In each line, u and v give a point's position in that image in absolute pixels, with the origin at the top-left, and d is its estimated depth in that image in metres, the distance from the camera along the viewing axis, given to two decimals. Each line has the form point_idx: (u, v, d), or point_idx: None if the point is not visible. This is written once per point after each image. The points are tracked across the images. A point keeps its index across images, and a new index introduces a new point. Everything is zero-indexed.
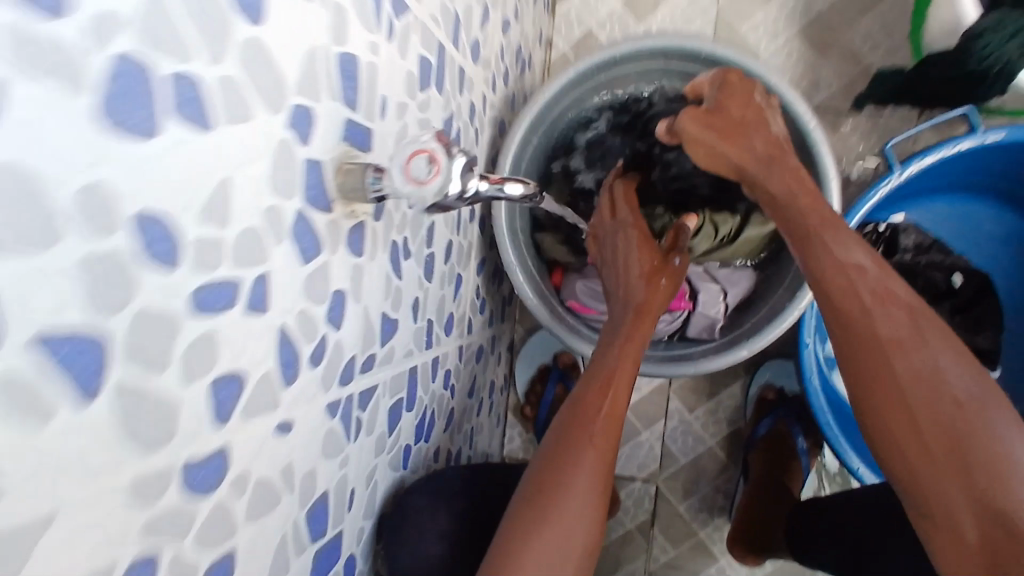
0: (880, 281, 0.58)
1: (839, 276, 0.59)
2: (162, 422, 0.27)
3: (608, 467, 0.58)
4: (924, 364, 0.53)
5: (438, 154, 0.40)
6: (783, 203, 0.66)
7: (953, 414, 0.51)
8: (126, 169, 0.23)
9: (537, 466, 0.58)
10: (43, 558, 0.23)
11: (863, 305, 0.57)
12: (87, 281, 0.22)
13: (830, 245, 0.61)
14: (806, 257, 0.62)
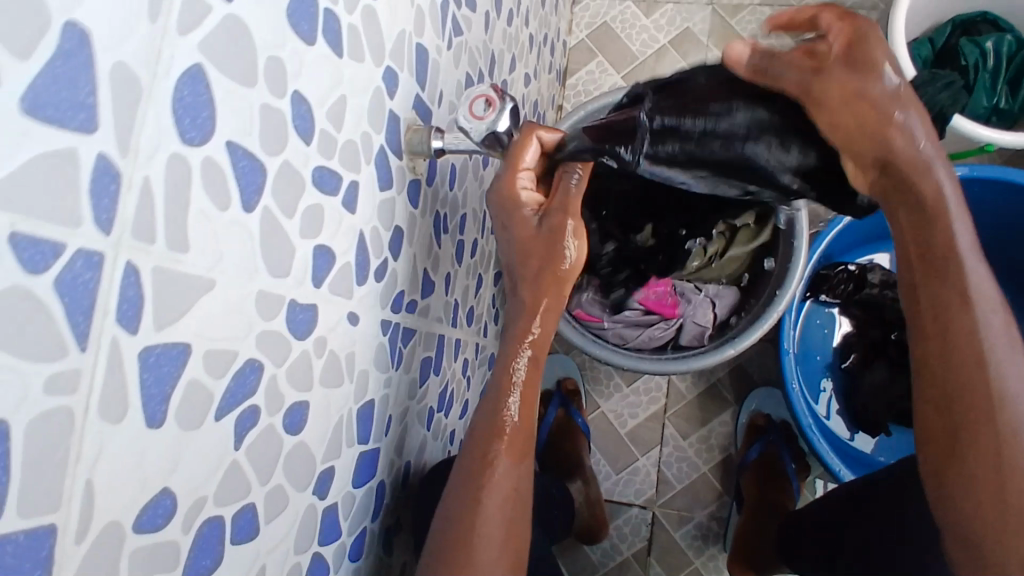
0: (999, 325, 0.54)
1: (948, 312, 0.54)
2: (282, 255, 0.35)
3: (522, 471, 0.56)
4: (985, 374, 0.53)
5: (491, 94, 0.52)
6: (921, 222, 0.54)
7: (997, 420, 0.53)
8: (293, 58, 0.34)
9: (445, 506, 0.54)
10: (206, 309, 0.30)
11: (971, 345, 0.54)
12: (261, 120, 0.32)
13: (968, 271, 0.54)
14: (936, 287, 0.55)
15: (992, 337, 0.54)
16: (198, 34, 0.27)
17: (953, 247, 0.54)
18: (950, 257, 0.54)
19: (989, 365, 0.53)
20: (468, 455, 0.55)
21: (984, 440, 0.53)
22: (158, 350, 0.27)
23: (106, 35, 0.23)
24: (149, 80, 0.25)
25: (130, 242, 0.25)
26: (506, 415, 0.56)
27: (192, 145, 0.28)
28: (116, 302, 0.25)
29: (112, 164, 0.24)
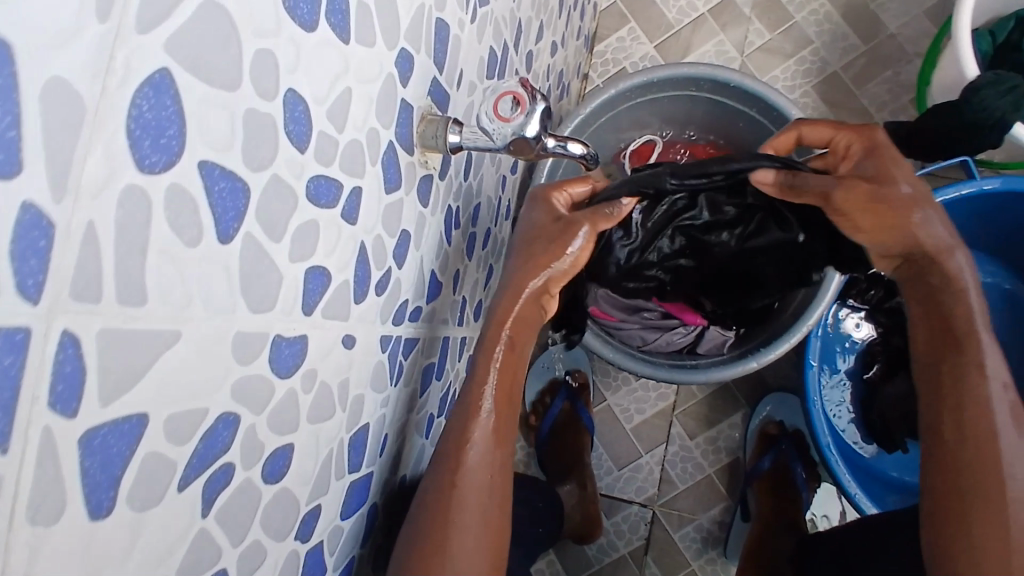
0: (1006, 399, 0.54)
1: (963, 380, 0.55)
2: (268, 286, 0.30)
3: (506, 440, 0.55)
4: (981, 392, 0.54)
5: (519, 92, 0.45)
6: (937, 292, 0.56)
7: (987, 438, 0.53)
8: (288, 49, 0.28)
9: (420, 498, 0.52)
10: (168, 368, 0.24)
11: (982, 416, 0.53)
12: (246, 129, 0.26)
13: (986, 349, 0.55)
14: (954, 357, 0.55)
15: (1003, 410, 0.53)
16: (165, 29, 0.21)
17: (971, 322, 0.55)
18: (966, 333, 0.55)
19: (999, 436, 0.53)
20: (446, 440, 0.53)
21: (982, 503, 0.51)
22: (105, 429, 0.22)
23: (40, 41, 0.17)
24: (97, 96, 0.19)
25: (67, 307, 0.20)
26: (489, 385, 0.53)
27: (153, 174, 0.22)
28: (49, 383, 0.20)
29: (42, 213, 0.18)
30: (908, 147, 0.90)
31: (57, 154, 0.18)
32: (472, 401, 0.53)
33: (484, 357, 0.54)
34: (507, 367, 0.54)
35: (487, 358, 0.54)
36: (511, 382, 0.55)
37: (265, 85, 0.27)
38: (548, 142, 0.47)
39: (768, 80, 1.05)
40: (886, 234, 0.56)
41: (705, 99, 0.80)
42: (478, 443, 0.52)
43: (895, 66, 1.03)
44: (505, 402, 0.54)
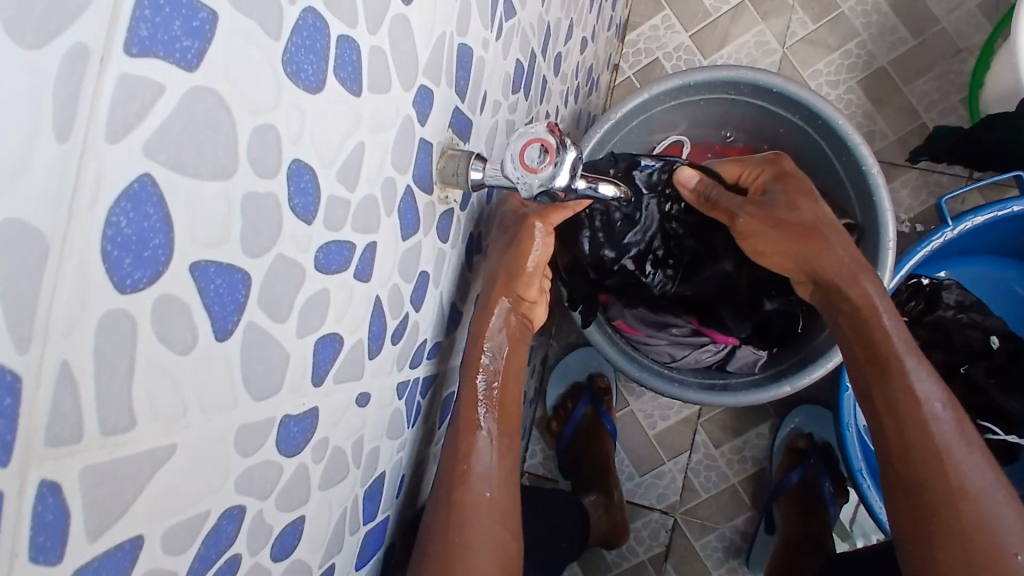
0: (951, 421, 0.52)
1: (896, 403, 0.53)
2: (274, 369, 0.28)
3: (504, 445, 0.51)
4: (913, 411, 0.52)
5: (548, 140, 0.42)
6: (853, 317, 0.58)
7: (931, 460, 0.50)
8: (292, 118, 0.25)
9: (426, 523, 0.47)
10: (164, 483, 0.23)
11: (925, 439, 0.51)
12: (245, 216, 0.24)
13: (911, 370, 0.53)
14: (881, 382, 0.54)
15: (948, 435, 0.51)
16: (143, 132, 0.19)
17: (892, 345, 0.55)
18: (892, 356, 0.55)
19: (945, 455, 0.50)
20: (445, 459, 0.49)
21: (949, 532, 0.48)
22: (95, 564, 0.21)
23: None
24: (62, 229, 0.17)
25: (44, 456, 0.18)
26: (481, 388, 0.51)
27: (136, 293, 0.20)
28: (28, 537, 0.18)
29: (5, 368, 0.16)
30: (961, 156, 0.84)
31: (19, 301, 0.16)
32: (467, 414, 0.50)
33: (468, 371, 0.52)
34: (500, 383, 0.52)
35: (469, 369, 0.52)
36: (505, 398, 0.53)
37: (266, 163, 0.24)
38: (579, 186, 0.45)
39: (810, 73, 0.99)
40: (794, 241, 0.62)
41: (744, 102, 0.77)
42: (479, 456, 0.49)
43: (949, 59, 0.96)
44: (502, 419, 0.51)
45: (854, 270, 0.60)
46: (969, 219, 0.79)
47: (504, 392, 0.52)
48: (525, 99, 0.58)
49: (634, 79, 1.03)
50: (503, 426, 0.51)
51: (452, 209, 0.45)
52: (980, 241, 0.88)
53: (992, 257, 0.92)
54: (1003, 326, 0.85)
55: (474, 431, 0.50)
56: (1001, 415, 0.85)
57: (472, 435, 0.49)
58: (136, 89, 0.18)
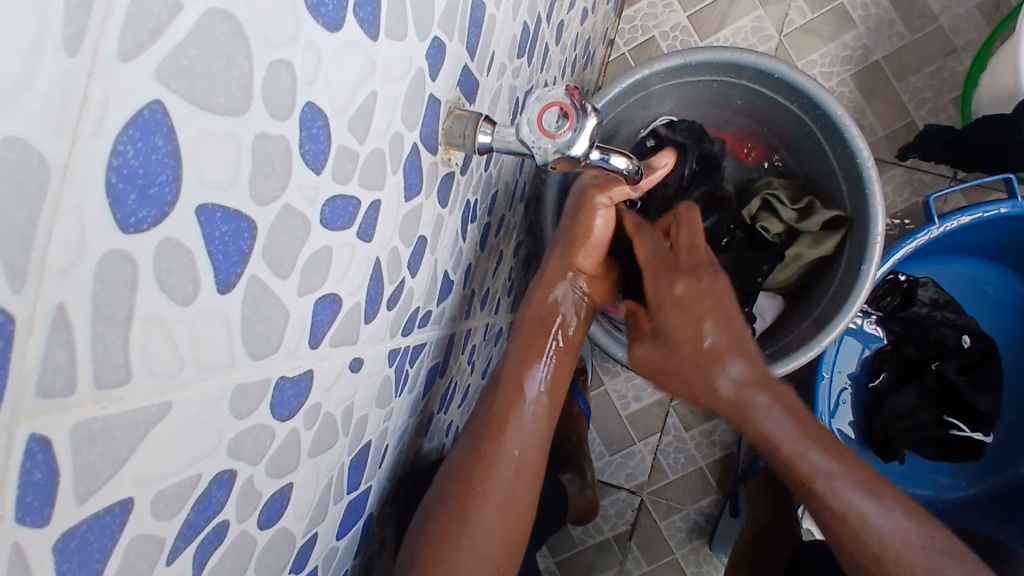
0: (866, 499, 0.58)
1: (813, 497, 0.59)
2: (273, 328, 0.26)
3: (551, 419, 0.58)
4: (827, 499, 0.58)
5: (567, 103, 0.40)
6: (744, 417, 0.61)
7: (857, 533, 0.57)
8: (307, 57, 0.23)
9: (449, 465, 0.54)
10: (158, 442, 0.21)
11: (848, 524, 0.57)
12: (255, 159, 0.22)
13: (816, 471, 0.59)
14: (801, 480, 0.59)
15: (896, 531, 0.56)
16: (156, 54, 0.17)
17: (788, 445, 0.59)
18: (796, 459, 0.59)
19: (868, 528, 0.57)
20: (485, 412, 0.56)
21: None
22: (83, 528, 0.19)
23: None
24: (64, 154, 0.15)
25: (33, 411, 0.16)
26: (530, 370, 0.57)
27: (138, 234, 0.18)
28: (13, 497, 0.16)
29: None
30: (951, 154, 0.86)
31: (13, 232, 0.14)
32: (517, 380, 0.57)
33: (526, 341, 0.58)
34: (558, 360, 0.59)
35: (529, 342, 0.58)
36: (557, 375, 0.59)
37: (279, 104, 0.22)
38: (593, 157, 0.44)
39: (804, 63, 0.99)
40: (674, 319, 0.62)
41: (744, 87, 0.77)
42: (517, 420, 0.55)
43: (939, 60, 0.97)
44: (552, 390, 0.58)
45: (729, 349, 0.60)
46: (954, 217, 0.80)
47: (558, 373, 0.59)
48: (528, 64, 0.56)
49: (629, 56, 1.02)
50: (546, 402, 0.58)
51: (452, 168, 0.42)
52: (961, 241, 0.90)
53: (972, 257, 0.95)
54: (975, 326, 0.88)
55: (522, 399, 0.56)
56: (970, 413, 0.88)
57: (515, 402, 0.56)
58: (151, 4, 0.16)
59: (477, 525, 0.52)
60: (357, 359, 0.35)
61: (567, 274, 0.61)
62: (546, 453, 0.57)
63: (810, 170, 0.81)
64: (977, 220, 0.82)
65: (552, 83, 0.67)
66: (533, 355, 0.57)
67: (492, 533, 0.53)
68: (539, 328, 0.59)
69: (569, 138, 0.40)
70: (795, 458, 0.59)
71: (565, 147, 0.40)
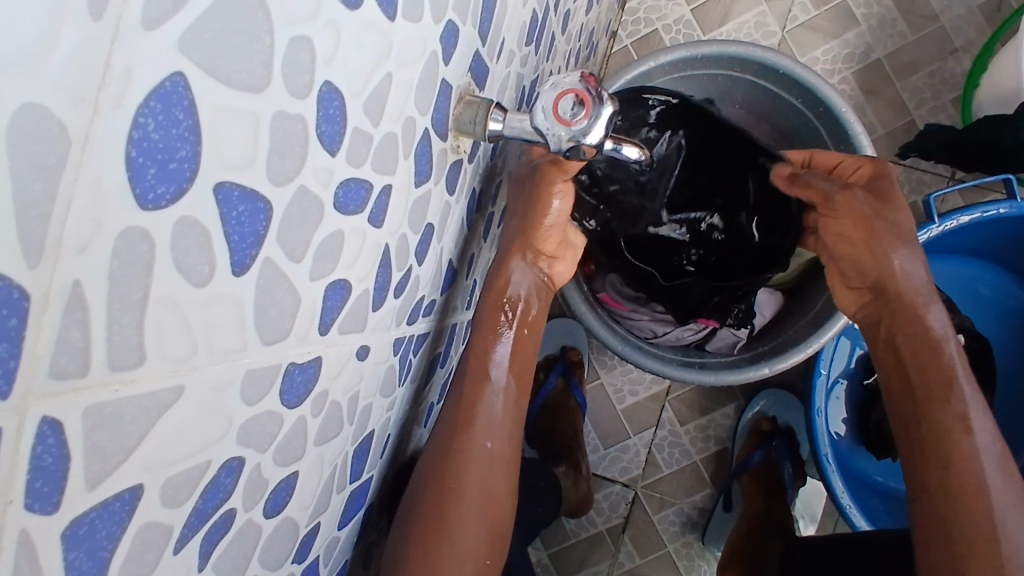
0: (995, 455, 0.54)
1: (947, 435, 0.54)
2: (285, 313, 0.25)
3: (517, 404, 0.56)
4: (963, 444, 0.53)
5: (583, 90, 0.40)
6: (901, 334, 0.59)
7: (974, 488, 0.52)
8: (326, 35, 0.22)
9: (426, 462, 0.53)
10: (168, 427, 0.20)
11: (968, 474, 0.52)
12: (273, 139, 0.21)
13: (966, 403, 0.55)
14: (931, 411, 0.55)
15: (998, 473, 0.53)
16: (180, 23, 0.16)
17: (944, 375, 0.56)
18: (945, 387, 0.55)
19: (988, 480, 0.52)
20: (453, 406, 0.54)
21: (982, 563, 0.50)
22: (92, 515, 0.18)
23: None
24: (85, 124, 0.14)
25: (46, 393, 0.15)
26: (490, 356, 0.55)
27: (156, 211, 0.17)
28: (24, 482, 0.16)
29: (12, 285, 0.14)
30: (951, 154, 0.86)
31: (31, 205, 0.14)
32: (477, 368, 0.54)
33: (486, 330, 0.56)
34: (521, 337, 0.57)
35: (488, 326, 0.56)
36: (518, 357, 0.57)
37: (296, 83, 0.21)
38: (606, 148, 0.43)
39: (806, 60, 0.99)
40: (842, 223, 0.63)
41: (748, 81, 0.77)
42: (483, 411, 0.54)
43: (940, 60, 0.97)
44: (517, 380, 0.56)
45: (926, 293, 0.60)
46: (954, 217, 0.81)
47: (519, 360, 0.57)
48: (535, 53, 0.55)
49: (631, 49, 1.02)
50: (511, 386, 0.56)
51: (459, 156, 0.42)
52: (958, 241, 0.91)
53: (968, 258, 0.96)
54: (970, 326, 0.89)
55: (484, 387, 0.54)
56: None
57: (479, 388, 0.54)
58: None
59: (457, 521, 0.51)
60: (363, 348, 0.35)
61: (523, 260, 0.58)
62: (516, 441, 0.56)
63: None
64: (976, 221, 0.83)
65: (557, 73, 0.66)
66: (491, 331, 0.56)
67: (475, 528, 0.52)
68: (493, 310, 0.56)
69: (584, 127, 0.40)
70: (936, 384, 0.56)
71: (580, 135, 0.40)
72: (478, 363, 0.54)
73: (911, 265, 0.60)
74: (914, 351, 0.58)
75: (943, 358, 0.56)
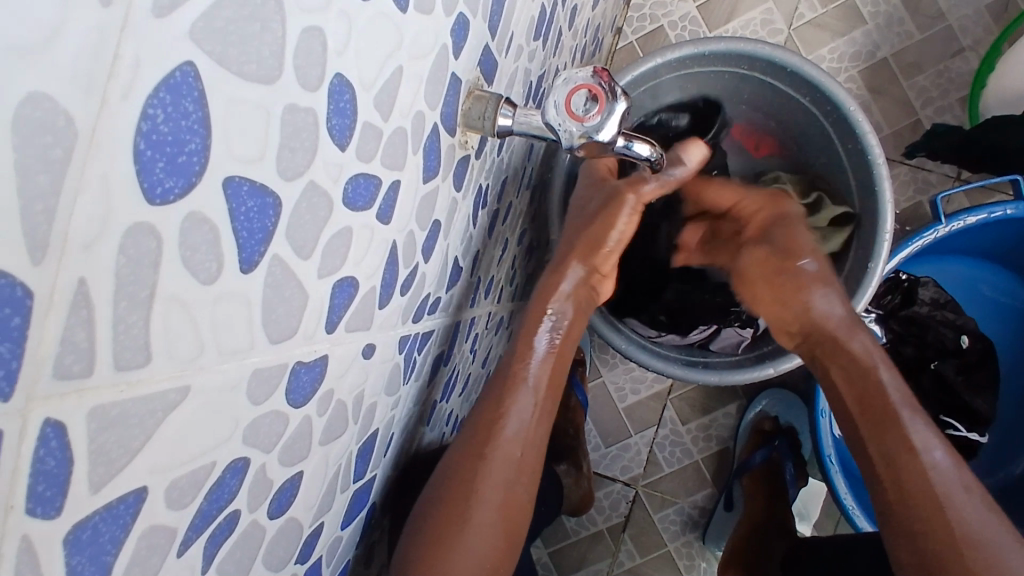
0: (950, 469, 0.55)
1: (897, 457, 0.56)
2: (293, 312, 0.25)
3: (547, 417, 0.57)
4: (913, 463, 0.55)
5: (596, 86, 0.39)
6: (836, 362, 0.62)
7: (930, 504, 0.53)
8: (339, 25, 0.22)
9: (446, 463, 0.53)
10: (174, 429, 0.20)
11: (924, 492, 0.53)
12: (283, 133, 0.20)
13: (908, 422, 0.57)
14: (881, 434, 0.57)
15: (955, 486, 0.54)
16: (190, 11, 0.15)
17: (884, 397, 0.58)
18: (888, 409, 0.58)
19: (942, 494, 0.53)
20: (484, 408, 0.55)
21: None
22: (96, 519, 0.18)
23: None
24: (93, 115, 0.14)
25: (49, 395, 0.15)
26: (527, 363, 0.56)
27: (163, 206, 0.16)
28: (25, 486, 0.15)
29: (14, 282, 0.13)
30: (958, 155, 0.86)
31: (36, 198, 0.13)
32: (514, 372, 0.56)
33: (525, 337, 0.58)
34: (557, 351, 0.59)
35: (527, 334, 0.58)
36: (556, 366, 0.58)
37: (308, 75, 0.21)
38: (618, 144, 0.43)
39: (812, 58, 0.98)
40: (758, 270, 0.69)
41: (756, 79, 0.76)
42: (514, 416, 0.54)
43: (947, 59, 0.97)
44: (549, 390, 0.57)
45: (850, 325, 0.63)
46: (961, 217, 0.80)
47: (555, 373, 0.58)
48: (543, 48, 0.54)
49: (636, 45, 1.01)
50: (544, 397, 0.57)
51: (467, 152, 0.41)
52: (963, 242, 0.90)
53: (972, 259, 0.95)
54: (974, 327, 0.88)
55: (518, 391, 0.55)
56: (967, 413, 0.89)
57: (513, 392, 0.55)
58: None
59: (473, 525, 0.51)
60: (370, 347, 0.34)
61: (566, 274, 0.61)
62: (541, 454, 0.56)
63: (818, 164, 0.80)
64: (982, 221, 0.82)
65: (563, 69, 0.66)
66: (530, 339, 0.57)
67: (489, 534, 0.51)
68: (535, 321, 0.58)
69: (598, 123, 0.39)
70: (879, 408, 0.58)
71: (593, 132, 0.39)
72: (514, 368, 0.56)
73: (832, 300, 0.64)
74: (845, 377, 0.61)
75: (874, 379, 0.60)
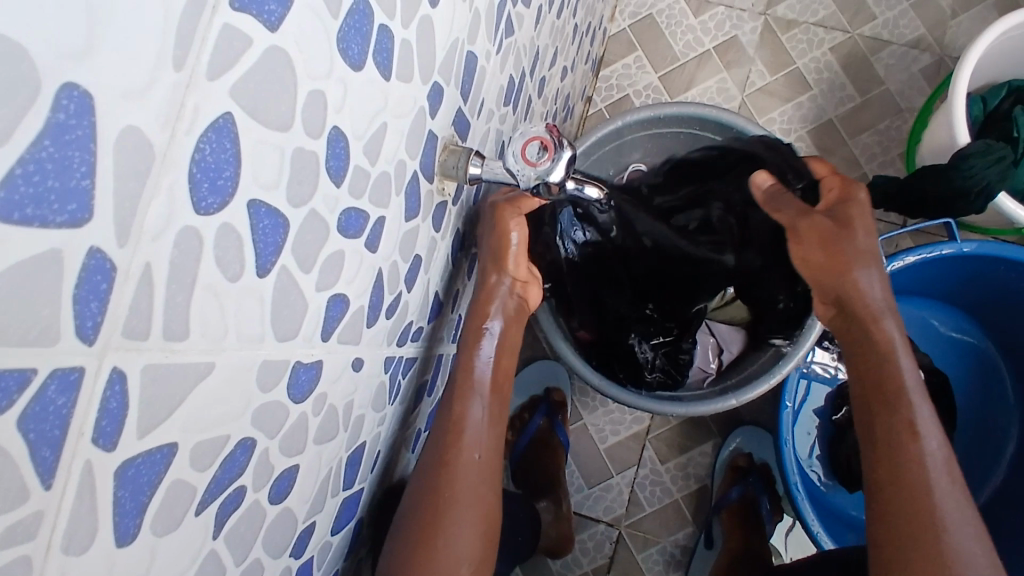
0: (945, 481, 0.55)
1: (899, 457, 0.56)
2: (295, 315, 0.30)
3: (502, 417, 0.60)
4: (924, 468, 0.55)
5: (546, 138, 0.47)
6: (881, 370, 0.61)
7: (917, 508, 0.54)
8: (337, 89, 0.28)
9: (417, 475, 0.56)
10: (200, 397, 0.25)
11: (919, 496, 0.54)
12: (294, 167, 0.27)
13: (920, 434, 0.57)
14: (891, 436, 0.58)
15: (949, 501, 0.54)
16: (231, 78, 0.22)
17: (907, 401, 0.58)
18: (905, 421, 0.58)
19: (933, 495, 0.54)
20: (445, 419, 0.58)
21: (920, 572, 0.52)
22: (139, 460, 0.23)
23: (116, 93, 0.17)
24: (165, 143, 0.20)
25: (118, 348, 0.20)
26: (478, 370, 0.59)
27: (207, 215, 0.22)
28: (95, 419, 0.20)
29: (106, 258, 0.19)
30: (900, 204, 0.94)
31: (125, 199, 0.19)
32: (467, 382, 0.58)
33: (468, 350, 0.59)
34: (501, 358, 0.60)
35: (472, 342, 0.60)
36: (500, 373, 0.60)
37: (311, 125, 0.27)
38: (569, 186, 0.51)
39: (764, 121, 1.08)
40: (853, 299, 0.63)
41: (708, 139, 0.85)
42: (473, 421, 0.57)
43: (886, 120, 1.07)
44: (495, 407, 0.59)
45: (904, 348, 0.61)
46: (901, 257, 0.87)
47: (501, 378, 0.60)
48: (513, 113, 0.62)
49: (605, 111, 1.11)
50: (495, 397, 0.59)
51: (444, 198, 0.47)
52: (912, 281, 0.97)
53: (922, 298, 1.03)
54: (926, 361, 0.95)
55: (469, 398, 0.58)
56: None
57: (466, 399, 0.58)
58: (232, 41, 0.21)
59: (448, 530, 0.54)
60: (357, 361, 0.39)
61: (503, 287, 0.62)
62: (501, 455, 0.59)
63: None
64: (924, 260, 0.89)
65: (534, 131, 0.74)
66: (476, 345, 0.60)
67: (462, 534, 0.55)
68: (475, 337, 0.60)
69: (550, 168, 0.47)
70: (897, 413, 0.58)
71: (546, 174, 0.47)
72: (465, 372, 0.58)
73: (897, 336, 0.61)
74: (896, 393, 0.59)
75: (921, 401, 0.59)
